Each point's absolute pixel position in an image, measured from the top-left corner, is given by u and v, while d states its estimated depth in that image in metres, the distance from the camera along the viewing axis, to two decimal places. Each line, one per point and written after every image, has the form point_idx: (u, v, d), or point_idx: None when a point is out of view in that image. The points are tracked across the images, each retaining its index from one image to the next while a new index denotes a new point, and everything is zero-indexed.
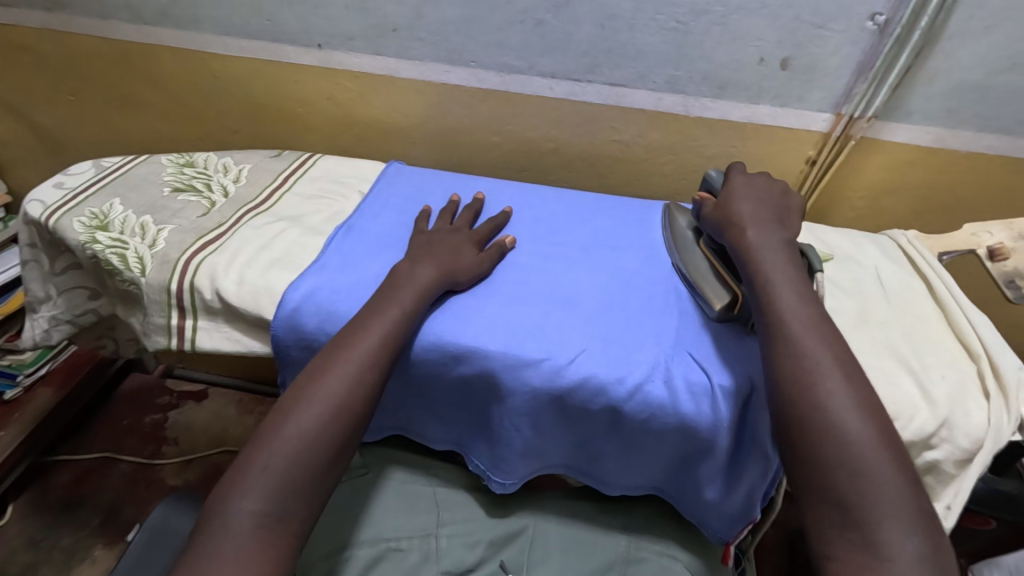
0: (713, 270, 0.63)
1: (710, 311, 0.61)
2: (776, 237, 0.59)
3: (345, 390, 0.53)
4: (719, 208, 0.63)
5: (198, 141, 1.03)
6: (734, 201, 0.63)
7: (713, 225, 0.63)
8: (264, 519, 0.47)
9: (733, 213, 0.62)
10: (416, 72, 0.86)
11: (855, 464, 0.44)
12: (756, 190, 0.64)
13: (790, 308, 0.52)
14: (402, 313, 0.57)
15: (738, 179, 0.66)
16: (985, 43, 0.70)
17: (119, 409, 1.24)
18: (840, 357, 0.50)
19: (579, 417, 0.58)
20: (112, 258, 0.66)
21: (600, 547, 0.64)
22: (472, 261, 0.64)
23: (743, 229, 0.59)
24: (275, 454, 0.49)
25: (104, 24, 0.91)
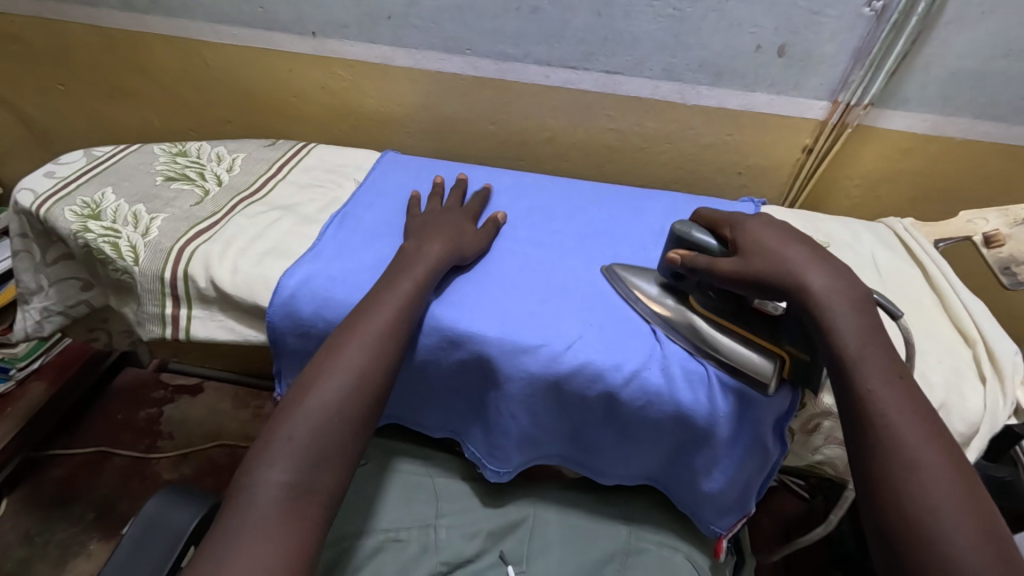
0: (734, 337, 0.55)
1: (764, 387, 0.52)
2: (836, 274, 0.50)
3: (365, 362, 0.52)
4: (746, 265, 0.52)
5: (190, 131, 1.02)
6: (770, 248, 0.52)
7: (745, 288, 0.52)
8: (292, 489, 0.46)
9: (784, 262, 0.51)
10: (411, 61, 0.85)
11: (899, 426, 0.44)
12: (781, 234, 0.54)
13: (826, 288, 0.50)
14: (414, 287, 0.57)
15: (751, 225, 0.55)
16: (982, 29, 0.70)
17: (113, 403, 1.23)
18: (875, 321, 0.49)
19: (576, 405, 0.58)
20: (104, 247, 0.66)
21: (599, 537, 0.64)
22: (471, 238, 0.65)
23: (804, 279, 0.50)
24: (299, 426, 0.49)
25: (95, 12, 0.89)
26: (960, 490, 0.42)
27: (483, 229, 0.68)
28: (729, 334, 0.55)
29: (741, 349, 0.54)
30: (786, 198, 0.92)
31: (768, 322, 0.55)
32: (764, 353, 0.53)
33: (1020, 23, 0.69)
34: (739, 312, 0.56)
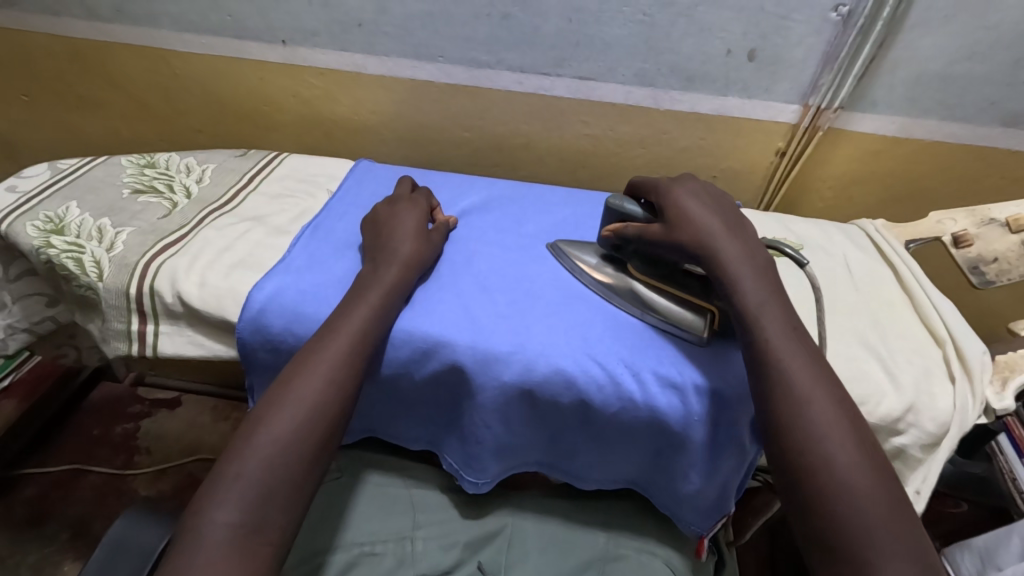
0: (664, 296, 0.59)
1: (697, 337, 0.57)
2: (751, 250, 0.54)
3: (319, 393, 0.51)
4: (674, 230, 0.56)
5: (161, 142, 1.00)
6: (690, 219, 0.56)
7: (674, 249, 0.56)
8: (240, 529, 0.45)
9: (698, 241, 0.54)
10: (383, 68, 0.85)
11: (843, 480, 0.43)
12: (698, 199, 0.58)
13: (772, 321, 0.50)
14: (370, 314, 0.56)
15: (680, 197, 0.58)
16: (945, 33, 0.71)
17: (86, 419, 1.21)
18: (813, 363, 0.48)
19: (549, 415, 0.58)
20: (67, 262, 0.64)
21: (577, 544, 0.63)
22: (423, 244, 0.64)
23: (718, 258, 0.53)
24: (250, 461, 0.48)
25: (59, 21, 0.88)
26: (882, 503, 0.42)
27: (434, 230, 0.67)
28: (662, 294, 0.60)
29: (669, 304, 0.59)
30: (761, 200, 0.92)
31: (698, 281, 0.59)
32: (693, 310, 0.58)
33: (982, 26, 0.70)
34: (672, 274, 0.60)
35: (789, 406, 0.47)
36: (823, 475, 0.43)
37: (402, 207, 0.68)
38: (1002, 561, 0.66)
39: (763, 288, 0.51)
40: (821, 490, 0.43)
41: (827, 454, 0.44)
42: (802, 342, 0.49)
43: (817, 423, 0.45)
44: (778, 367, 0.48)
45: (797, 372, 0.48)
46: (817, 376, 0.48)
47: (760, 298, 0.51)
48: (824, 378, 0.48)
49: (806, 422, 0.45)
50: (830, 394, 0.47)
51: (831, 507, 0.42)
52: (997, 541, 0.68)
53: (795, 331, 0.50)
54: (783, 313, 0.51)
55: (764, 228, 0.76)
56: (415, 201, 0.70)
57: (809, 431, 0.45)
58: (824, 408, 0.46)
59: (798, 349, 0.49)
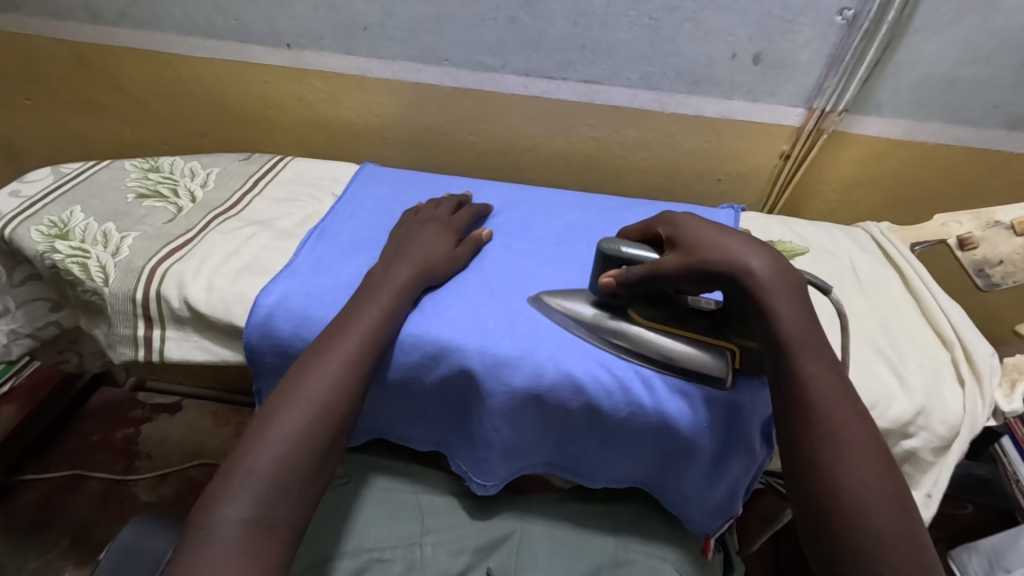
0: (679, 338, 0.55)
1: (719, 380, 0.54)
2: (789, 276, 0.50)
3: (329, 392, 0.51)
4: (696, 257, 0.50)
5: (163, 146, 1.00)
6: (712, 242, 0.51)
7: (698, 277, 0.51)
8: (252, 526, 0.45)
9: (728, 266, 0.49)
10: (387, 72, 0.84)
11: (881, 529, 0.42)
12: (712, 224, 0.53)
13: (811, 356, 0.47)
14: (380, 312, 0.56)
15: (691, 222, 0.54)
16: (949, 36, 0.72)
17: (87, 425, 1.20)
18: (850, 403, 0.47)
19: (560, 416, 0.58)
20: (72, 267, 0.63)
21: (587, 549, 0.63)
22: (444, 257, 0.63)
23: (751, 284, 0.49)
24: (260, 459, 0.47)
25: (62, 25, 0.87)
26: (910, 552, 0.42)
27: (461, 245, 0.66)
28: (678, 338, 0.55)
29: (685, 347, 0.55)
30: (766, 203, 0.92)
31: (707, 317, 0.56)
32: (712, 351, 0.54)
33: (986, 30, 0.70)
34: (679, 313, 0.57)
35: (829, 452, 0.45)
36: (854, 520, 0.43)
37: (425, 221, 0.68)
38: (1010, 562, 0.66)
39: (802, 318, 0.48)
40: (858, 538, 0.42)
41: (859, 500, 0.43)
42: (841, 379, 0.47)
43: (856, 469, 0.44)
44: (812, 404, 0.46)
45: (836, 413, 0.46)
46: (853, 416, 0.46)
47: (801, 326, 0.48)
48: (860, 418, 0.47)
49: (836, 463, 0.44)
50: (871, 439, 0.45)
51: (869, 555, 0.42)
52: (1007, 543, 0.68)
53: (832, 364, 0.48)
54: (821, 347, 0.48)
55: (770, 231, 0.76)
56: (442, 216, 0.69)
57: (850, 478, 0.44)
58: (856, 445, 0.45)
59: (834, 385, 0.47)
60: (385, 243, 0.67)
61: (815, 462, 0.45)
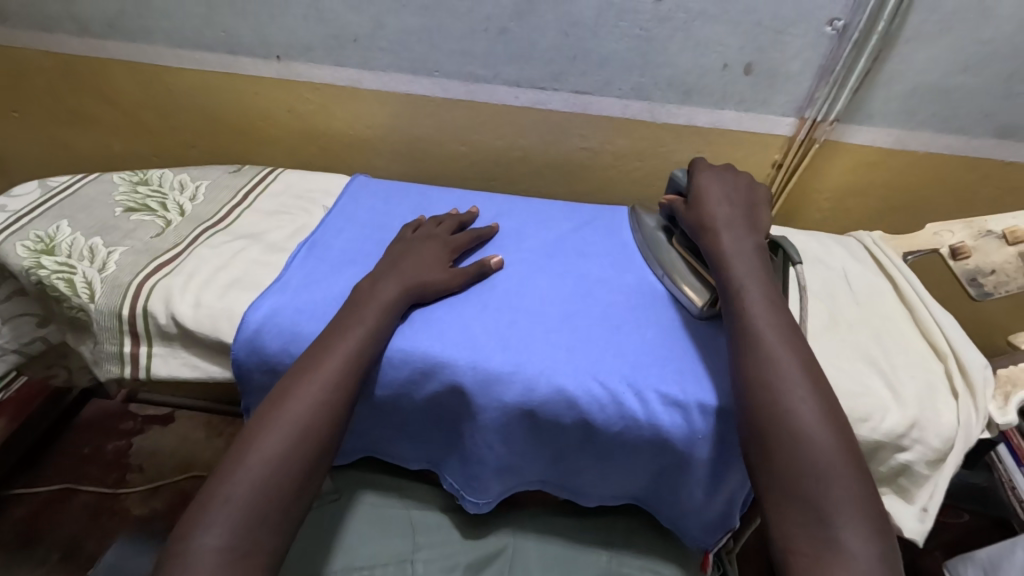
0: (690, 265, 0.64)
1: (693, 307, 0.61)
2: (750, 236, 0.60)
3: (310, 413, 0.50)
4: (691, 205, 0.64)
5: (153, 157, 0.99)
6: (706, 199, 0.64)
7: (687, 221, 0.64)
8: (228, 554, 0.44)
9: (711, 216, 0.62)
10: (378, 83, 0.84)
11: (805, 426, 0.46)
12: (722, 187, 0.65)
13: (754, 286, 0.54)
14: (365, 331, 0.55)
15: (711, 179, 0.66)
16: (939, 46, 0.72)
17: (77, 438, 1.18)
18: (786, 327, 0.52)
19: (549, 434, 0.57)
20: (58, 283, 0.63)
21: (580, 565, 0.62)
22: (441, 275, 0.62)
23: (719, 234, 0.60)
24: (238, 485, 0.46)
25: (50, 37, 0.87)
26: (830, 442, 0.45)
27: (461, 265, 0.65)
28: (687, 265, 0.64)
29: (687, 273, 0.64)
30: None
31: None
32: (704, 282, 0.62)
33: (975, 40, 0.70)
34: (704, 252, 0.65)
35: (761, 358, 0.50)
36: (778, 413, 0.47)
37: (425, 240, 0.67)
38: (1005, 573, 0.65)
39: (752, 262, 0.57)
40: (780, 433, 0.46)
41: (785, 399, 0.47)
42: (780, 309, 0.53)
43: (783, 375, 0.48)
44: (749, 322, 0.52)
45: (768, 329, 0.51)
46: (787, 334, 0.51)
47: (749, 265, 0.56)
48: (794, 338, 0.52)
49: (767, 368, 0.49)
50: (801, 353, 0.50)
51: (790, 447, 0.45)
52: (1002, 553, 0.67)
53: (772, 296, 0.54)
54: (764, 282, 0.55)
55: None
56: (444, 236, 0.68)
57: (776, 382, 0.48)
58: (788, 355, 0.50)
59: (772, 309, 0.53)
60: (377, 258, 0.66)
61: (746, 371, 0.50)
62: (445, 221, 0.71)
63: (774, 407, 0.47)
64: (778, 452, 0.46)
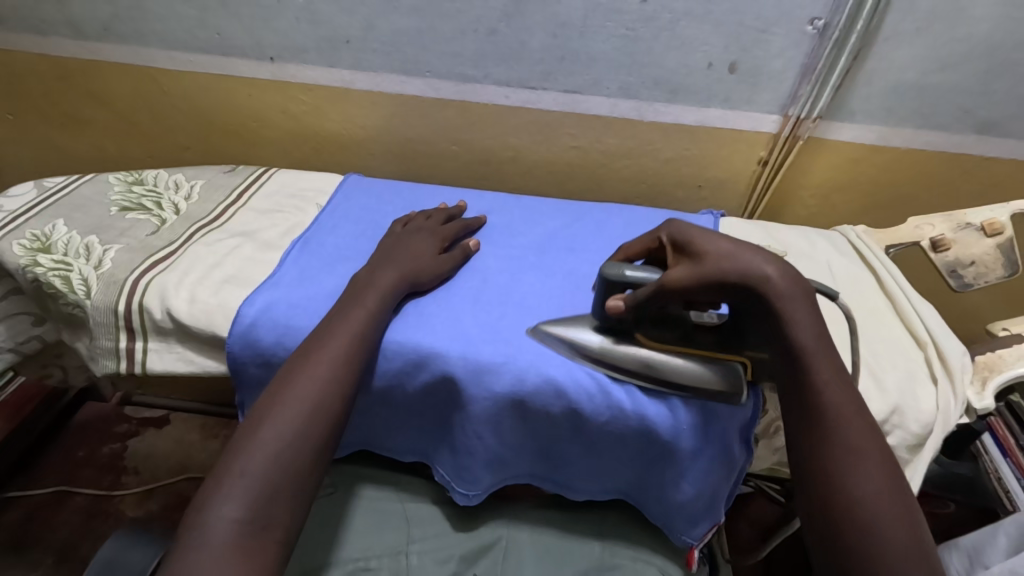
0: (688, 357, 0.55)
1: (734, 397, 0.54)
2: (800, 291, 0.49)
3: (319, 394, 0.51)
4: (708, 267, 0.49)
5: (147, 159, 1.00)
6: (723, 254, 0.50)
7: (711, 287, 0.49)
8: (245, 525, 0.45)
9: (744, 274, 0.49)
10: (370, 83, 0.85)
11: (893, 540, 0.43)
12: (721, 234, 0.52)
13: (826, 365, 0.49)
14: (367, 315, 0.56)
15: (698, 229, 0.53)
16: (918, 44, 0.74)
17: (72, 439, 1.19)
18: (859, 413, 0.48)
19: (542, 422, 0.58)
20: (54, 281, 0.63)
21: (573, 555, 0.63)
22: (431, 265, 0.64)
23: (766, 279, 0.49)
24: (253, 460, 0.47)
25: (45, 41, 0.88)
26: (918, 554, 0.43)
27: (447, 254, 0.67)
28: (689, 358, 0.55)
29: (698, 368, 0.54)
30: (746, 208, 0.93)
31: (711, 332, 0.56)
32: (721, 368, 0.55)
33: (952, 38, 0.72)
34: (686, 331, 0.56)
35: (841, 456, 0.47)
36: (864, 522, 0.44)
37: (417, 232, 0.68)
38: (990, 559, 0.65)
39: (819, 326, 0.49)
40: (868, 548, 0.43)
41: (870, 504, 0.45)
42: (852, 389, 0.49)
43: (869, 481, 0.45)
44: (823, 411, 0.48)
45: (848, 422, 0.48)
46: (863, 423, 0.48)
47: (817, 335, 0.49)
48: (869, 427, 0.48)
49: (849, 469, 0.46)
50: (878, 444, 0.47)
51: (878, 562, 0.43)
52: (984, 539, 0.68)
53: (844, 372, 0.49)
54: (834, 355, 0.49)
55: (750, 235, 0.78)
56: (434, 227, 0.70)
57: (861, 488, 0.45)
58: (867, 450, 0.47)
59: (844, 390, 0.49)
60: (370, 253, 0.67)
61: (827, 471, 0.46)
62: (436, 215, 0.72)
63: (858, 514, 0.45)
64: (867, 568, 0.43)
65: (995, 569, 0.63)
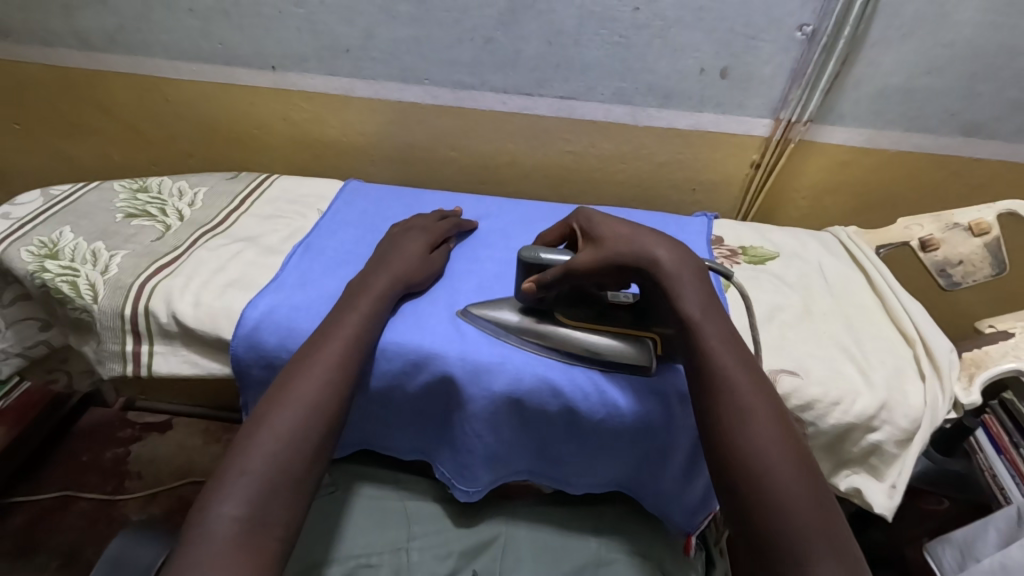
0: (603, 333, 0.59)
1: (646, 368, 0.58)
2: (690, 266, 0.54)
3: (316, 393, 0.53)
4: (607, 251, 0.55)
5: (151, 167, 1.02)
6: (621, 237, 0.55)
7: (611, 268, 0.54)
8: (247, 523, 0.46)
9: (637, 254, 0.54)
10: (370, 91, 0.87)
11: (782, 490, 0.44)
12: (623, 222, 0.57)
13: (714, 331, 0.51)
14: (362, 318, 0.58)
15: (602, 217, 0.58)
16: (904, 49, 0.75)
17: (76, 445, 1.20)
18: (751, 373, 0.50)
19: (540, 420, 0.60)
20: (62, 286, 0.65)
21: (571, 551, 0.64)
22: (422, 264, 0.66)
23: (654, 261, 0.53)
24: (252, 459, 0.48)
25: (51, 51, 0.90)
26: (811, 502, 0.44)
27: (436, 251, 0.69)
28: (604, 334, 0.59)
29: (611, 343, 0.58)
30: (739, 210, 0.95)
31: (625, 311, 0.61)
32: (633, 342, 0.58)
33: (937, 43, 0.74)
34: (601, 311, 0.61)
35: (732, 415, 0.48)
36: (758, 476, 0.45)
37: (414, 230, 0.70)
38: (980, 552, 0.67)
39: (705, 297, 0.53)
40: (762, 500, 0.44)
41: (763, 458, 0.46)
42: (741, 352, 0.51)
43: (760, 429, 0.47)
44: (715, 375, 0.50)
45: (739, 381, 0.49)
46: (753, 383, 0.50)
47: (702, 306, 0.52)
48: (759, 384, 0.50)
49: (741, 426, 0.47)
50: (769, 402, 0.49)
51: (776, 511, 0.44)
52: (975, 534, 0.69)
53: (731, 337, 0.51)
54: (722, 322, 0.52)
55: (742, 236, 0.80)
56: (428, 224, 0.71)
57: (752, 439, 0.47)
58: (757, 408, 0.48)
59: (734, 354, 0.51)
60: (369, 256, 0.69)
61: (721, 428, 0.48)
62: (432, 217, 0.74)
63: (750, 468, 0.46)
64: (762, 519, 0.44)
65: (985, 564, 0.64)
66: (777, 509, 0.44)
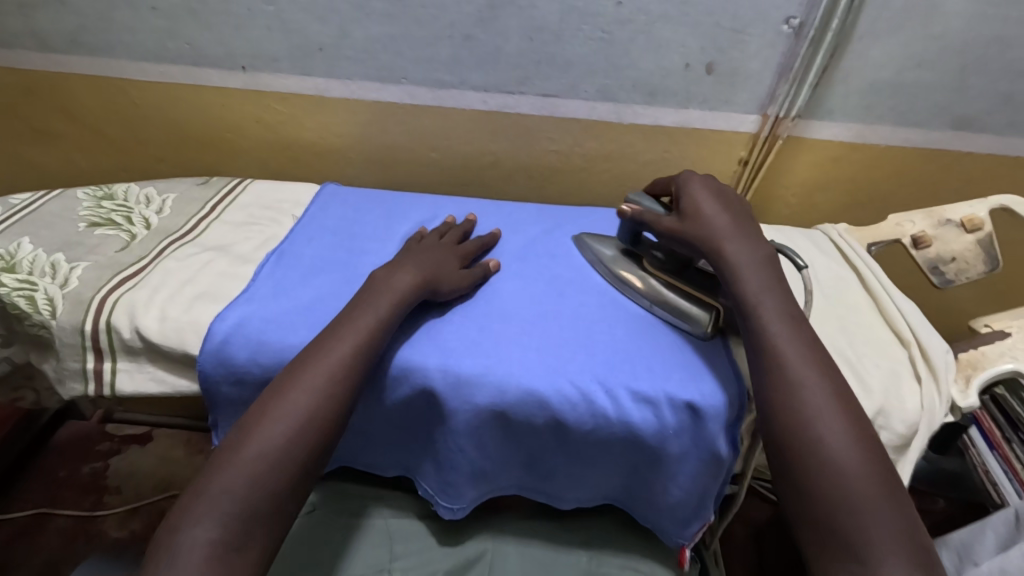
0: (676, 292, 0.62)
1: (700, 332, 0.59)
2: (756, 251, 0.56)
3: (293, 431, 0.48)
4: (687, 225, 0.59)
5: (121, 172, 0.98)
6: (703, 213, 0.59)
7: (681, 243, 0.59)
8: (220, 546, 0.44)
9: (711, 233, 0.57)
10: (346, 91, 0.84)
11: (838, 461, 0.45)
12: (716, 198, 0.60)
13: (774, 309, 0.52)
14: (348, 355, 0.52)
15: (694, 187, 0.61)
16: (893, 41, 0.73)
17: (51, 460, 1.16)
18: (809, 347, 0.51)
19: (524, 434, 0.57)
20: (18, 301, 0.61)
21: (559, 568, 0.62)
22: (451, 276, 0.62)
23: (722, 249, 0.56)
24: (222, 499, 0.45)
25: (10, 53, 0.85)
26: (875, 480, 0.44)
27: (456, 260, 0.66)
28: (675, 290, 0.62)
29: (682, 301, 0.61)
30: None
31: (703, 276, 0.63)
32: (701, 305, 0.60)
33: (926, 35, 0.72)
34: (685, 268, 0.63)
35: (787, 387, 0.48)
36: (812, 450, 0.46)
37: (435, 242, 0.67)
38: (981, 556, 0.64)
39: (766, 276, 0.54)
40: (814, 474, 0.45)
41: (818, 436, 0.46)
42: (799, 327, 0.51)
43: (812, 403, 0.47)
44: (771, 344, 0.50)
45: (792, 355, 0.50)
46: (809, 358, 0.50)
47: (761, 283, 0.54)
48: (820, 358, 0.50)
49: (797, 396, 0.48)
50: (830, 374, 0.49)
51: (830, 486, 0.44)
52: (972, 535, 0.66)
53: (790, 314, 0.52)
54: (782, 300, 0.53)
55: None
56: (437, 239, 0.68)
57: (808, 409, 0.47)
58: (810, 378, 0.48)
59: (791, 327, 0.51)
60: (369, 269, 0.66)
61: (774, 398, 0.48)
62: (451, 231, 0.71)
63: (805, 436, 0.46)
64: (817, 490, 0.45)
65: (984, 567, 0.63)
66: (834, 479, 0.44)
